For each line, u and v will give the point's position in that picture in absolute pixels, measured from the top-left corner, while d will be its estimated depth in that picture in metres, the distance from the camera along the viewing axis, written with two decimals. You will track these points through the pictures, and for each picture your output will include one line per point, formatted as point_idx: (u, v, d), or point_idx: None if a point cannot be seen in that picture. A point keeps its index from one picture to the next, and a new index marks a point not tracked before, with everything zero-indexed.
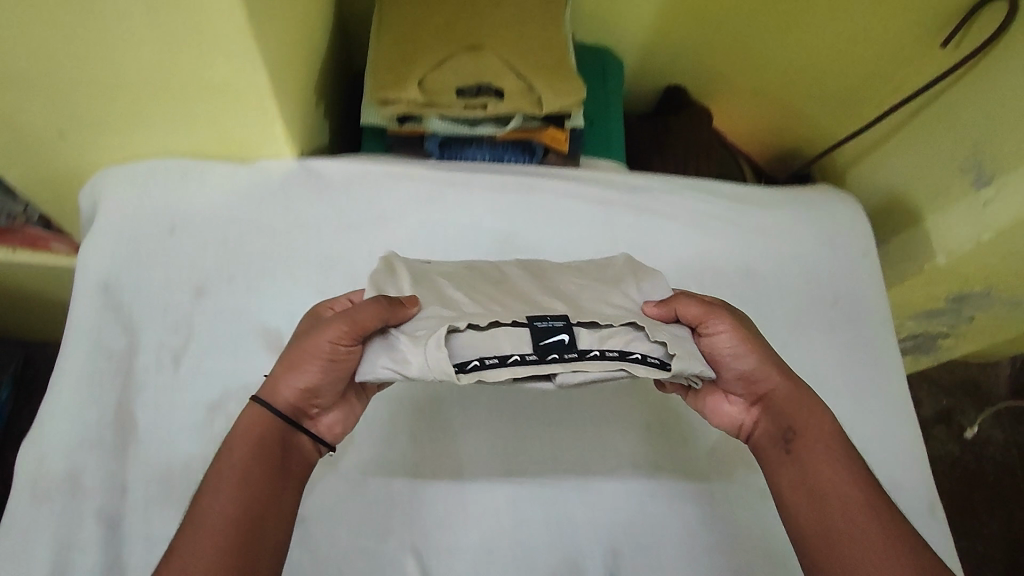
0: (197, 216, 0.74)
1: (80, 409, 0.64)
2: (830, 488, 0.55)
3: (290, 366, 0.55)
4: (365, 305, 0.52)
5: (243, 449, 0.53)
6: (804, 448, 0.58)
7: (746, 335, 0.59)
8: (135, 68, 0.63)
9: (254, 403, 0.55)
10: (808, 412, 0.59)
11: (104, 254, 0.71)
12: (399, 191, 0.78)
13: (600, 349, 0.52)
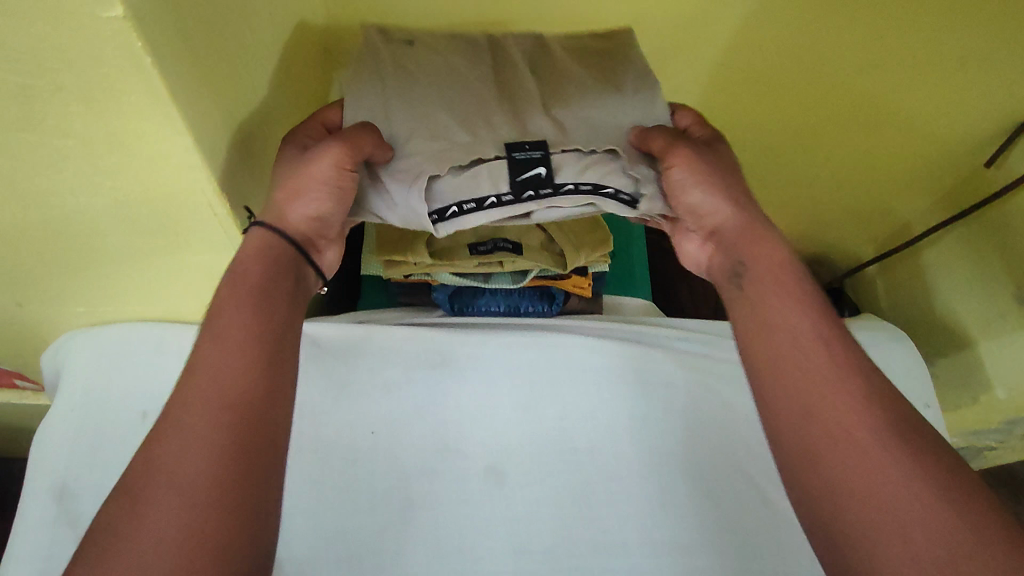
0: (171, 398, 0.64)
1: None
2: (783, 324, 0.46)
3: (290, 193, 0.49)
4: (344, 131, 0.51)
5: (236, 293, 0.44)
6: (752, 276, 0.50)
7: (712, 165, 0.52)
8: (102, 253, 0.54)
9: (257, 229, 0.48)
10: (765, 250, 0.50)
11: (59, 453, 0.61)
12: (403, 359, 0.69)
13: (575, 183, 0.52)
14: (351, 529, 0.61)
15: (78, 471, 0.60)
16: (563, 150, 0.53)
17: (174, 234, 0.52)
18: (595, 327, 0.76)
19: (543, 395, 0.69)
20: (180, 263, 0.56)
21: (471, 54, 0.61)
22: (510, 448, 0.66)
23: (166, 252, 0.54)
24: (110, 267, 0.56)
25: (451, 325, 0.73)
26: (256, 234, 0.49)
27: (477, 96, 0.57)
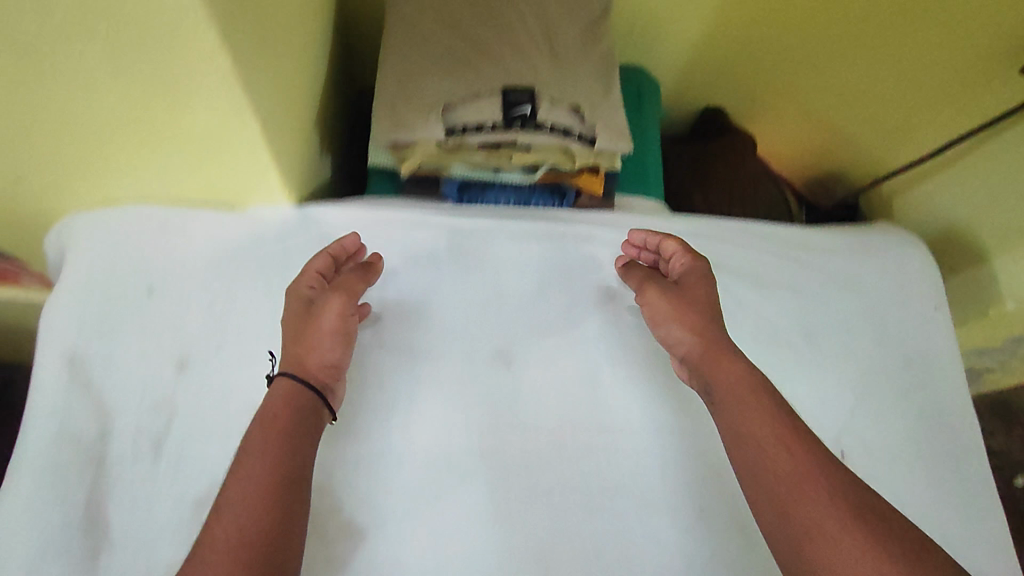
0: (178, 273, 0.63)
1: (43, 511, 0.54)
2: (763, 445, 0.49)
3: (302, 341, 0.56)
4: (336, 300, 0.58)
5: (257, 440, 0.49)
6: (721, 399, 0.53)
7: (677, 297, 0.61)
8: (93, 121, 0.51)
9: (281, 380, 0.53)
10: (719, 367, 0.55)
11: (69, 321, 0.60)
12: (413, 244, 0.68)
13: (551, 124, 0.66)
14: (362, 403, 0.61)
15: (88, 341, 0.60)
16: (546, 94, 0.66)
17: (175, 91, 0.50)
18: (610, 221, 0.73)
19: (552, 285, 0.68)
20: (178, 130, 0.54)
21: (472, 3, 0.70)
22: (515, 332, 0.66)
23: (165, 112, 0.52)
24: (99, 138, 0.54)
25: (461, 212, 0.70)
26: (280, 384, 0.53)
27: (475, 45, 0.68)
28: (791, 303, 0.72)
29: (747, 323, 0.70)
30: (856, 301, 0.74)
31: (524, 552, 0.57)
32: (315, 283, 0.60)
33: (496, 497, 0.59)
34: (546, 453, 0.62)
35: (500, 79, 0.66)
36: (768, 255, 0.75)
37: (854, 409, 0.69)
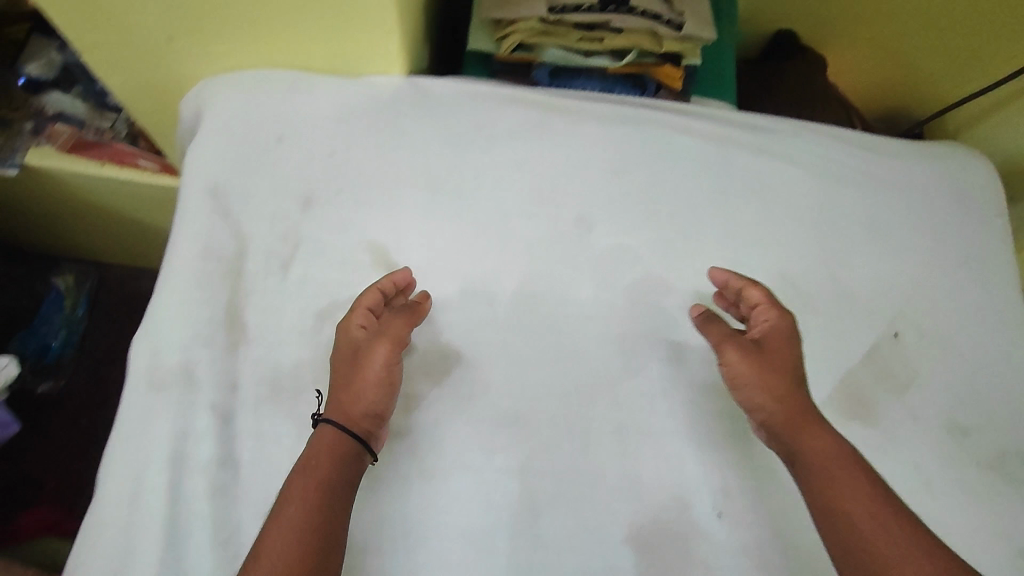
0: (303, 126, 0.72)
1: (193, 308, 0.63)
2: (856, 518, 0.51)
3: (348, 388, 0.57)
4: (381, 347, 0.59)
5: (298, 483, 0.51)
6: (809, 472, 0.55)
7: (759, 359, 0.61)
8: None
9: (326, 426, 0.55)
10: (812, 437, 0.56)
11: (212, 159, 0.70)
12: (509, 115, 0.74)
13: (642, 9, 0.71)
14: (459, 250, 0.68)
15: (228, 176, 0.69)
16: None
17: None
18: (690, 111, 0.78)
19: (633, 162, 0.74)
20: None
21: None
22: (597, 202, 0.72)
23: None
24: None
25: (552, 92, 0.76)
26: (325, 431, 0.55)
27: None
28: (857, 200, 0.77)
29: (812, 213, 0.75)
30: (921, 203, 0.78)
31: (596, 387, 0.65)
32: (361, 320, 0.61)
33: (573, 341, 0.67)
34: (619, 306, 0.69)
35: None
36: (839, 156, 0.79)
37: (910, 298, 0.73)
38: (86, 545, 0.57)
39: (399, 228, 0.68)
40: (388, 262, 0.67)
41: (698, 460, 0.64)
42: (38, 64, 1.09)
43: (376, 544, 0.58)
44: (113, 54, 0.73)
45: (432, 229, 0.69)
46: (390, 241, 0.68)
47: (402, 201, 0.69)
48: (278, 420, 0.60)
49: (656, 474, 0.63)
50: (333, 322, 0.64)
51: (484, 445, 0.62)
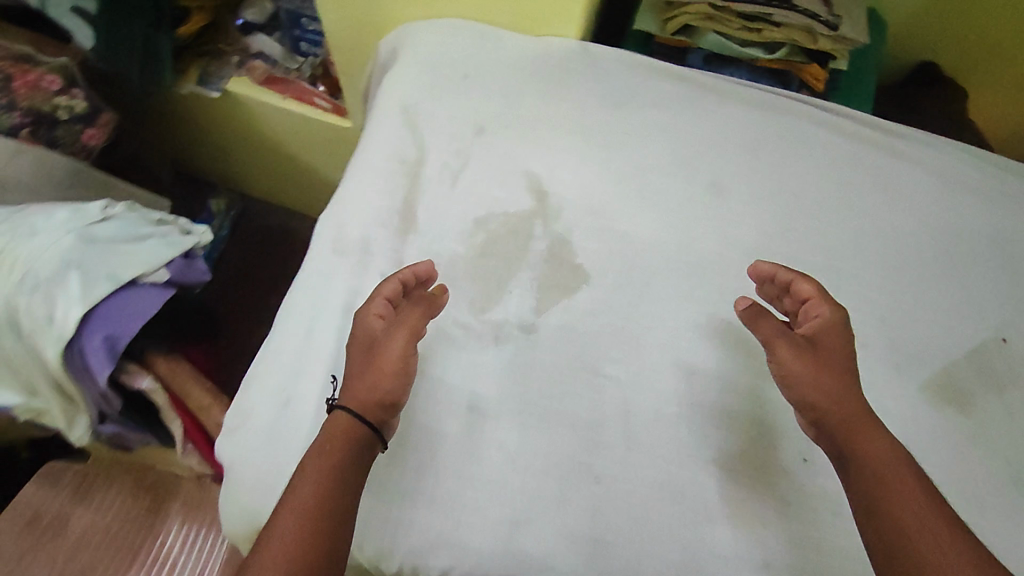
0: (485, 69, 0.84)
1: (376, 196, 0.75)
2: (912, 532, 0.48)
3: (364, 375, 0.59)
4: (401, 335, 0.61)
5: (313, 462, 0.53)
6: (863, 476, 0.53)
7: (814, 359, 0.60)
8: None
9: (341, 412, 0.56)
10: (868, 439, 0.54)
11: (408, 85, 0.83)
12: (662, 87, 0.83)
13: (802, 7, 0.79)
14: (601, 191, 0.77)
15: (417, 99, 0.82)
16: None
17: None
18: (829, 108, 0.86)
19: (770, 142, 0.81)
20: None
21: None
22: (730, 171, 0.79)
23: None
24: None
25: (705, 74, 0.86)
26: (340, 417, 0.56)
27: None
28: (983, 213, 0.80)
29: (936, 216, 0.79)
30: None
31: (709, 328, 0.71)
32: (379, 305, 0.64)
33: (694, 284, 0.73)
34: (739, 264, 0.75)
35: None
36: (972, 173, 0.82)
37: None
38: (265, 365, 0.68)
39: (553, 163, 0.78)
40: (540, 189, 0.77)
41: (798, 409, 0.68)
42: (255, 11, 1.30)
43: (495, 416, 0.65)
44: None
45: (582, 170, 0.78)
46: (544, 173, 0.78)
47: (559, 142, 0.79)
48: None
49: (755, 414, 0.67)
50: (487, 230, 0.75)
51: (602, 354, 0.69)
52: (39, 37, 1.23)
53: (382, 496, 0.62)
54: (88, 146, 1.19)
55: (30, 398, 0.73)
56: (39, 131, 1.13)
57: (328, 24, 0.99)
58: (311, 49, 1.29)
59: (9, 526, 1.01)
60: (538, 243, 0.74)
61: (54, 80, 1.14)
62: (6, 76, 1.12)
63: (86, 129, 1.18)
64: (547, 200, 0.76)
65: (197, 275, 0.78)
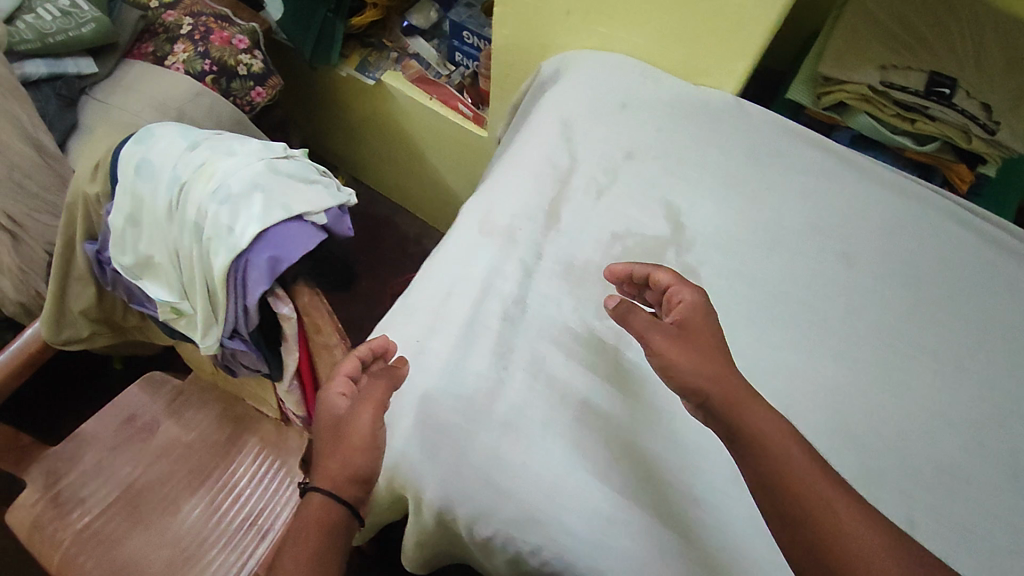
0: (644, 102, 0.90)
1: (526, 193, 0.81)
2: (794, 473, 0.52)
3: (335, 459, 0.60)
4: (366, 412, 0.61)
5: (296, 547, 0.56)
6: (748, 449, 0.54)
7: (688, 345, 0.60)
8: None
9: (317, 498, 0.58)
10: (750, 411, 0.55)
11: (570, 104, 0.90)
12: (807, 154, 0.88)
13: (960, 107, 0.82)
14: (735, 235, 0.82)
15: (577, 116, 0.88)
16: (967, 85, 0.83)
17: None
18: (970, 208, 0.87)
19: (906, 226, 0.84)
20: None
21: (924, 9, 0.89)
22: (861, 245, 0.82)
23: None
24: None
25: (851, 152, 0.89)
26: (315, 503, 0.58)
27: (917, 36, 0.87)
28: None
29: None
30: None
31: (817, 384, 0.74)
32: (341, 384, 0.64)
33: (811, 344, 0.77)
34: (857, 335, 0.77)
35: (932, 66, 0.84)
36: None
37: None
38: (400, 317, 0.73)
39: (694, 200, 0.83)
40: (677, 220, 0.82)
41: (897, 485, 0.68)
42: (420, 17, 1.42)
43: (607, 414, 0.68)
44: (530, 11, 0.99)
45: (721, 211, 0.83)
46: (684, 206, 0.83)
47: (701, 183, 0.84)
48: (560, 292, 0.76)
49: (852, 477, 0.69)
50: (623, 245, 0.79)
51: None
52: (235, 4, 1.38)
53: (492, 458, 0.64)
54: (254, 102, 1.31)
55: (182, 301, 0.84)
56: (220, 81, 1.26)
57: (497, 37, 1.08)
58: (464, 60, 1.39)
59: (110, 420, 1.14)
60: (671, 269, 0.79)
61: (242, 40, 1.28)
62: (206, 30, 1.27)
63: (257, 86, 1.30)
64: (684, 232, 0.81)
65: (344, 228, 0.85)
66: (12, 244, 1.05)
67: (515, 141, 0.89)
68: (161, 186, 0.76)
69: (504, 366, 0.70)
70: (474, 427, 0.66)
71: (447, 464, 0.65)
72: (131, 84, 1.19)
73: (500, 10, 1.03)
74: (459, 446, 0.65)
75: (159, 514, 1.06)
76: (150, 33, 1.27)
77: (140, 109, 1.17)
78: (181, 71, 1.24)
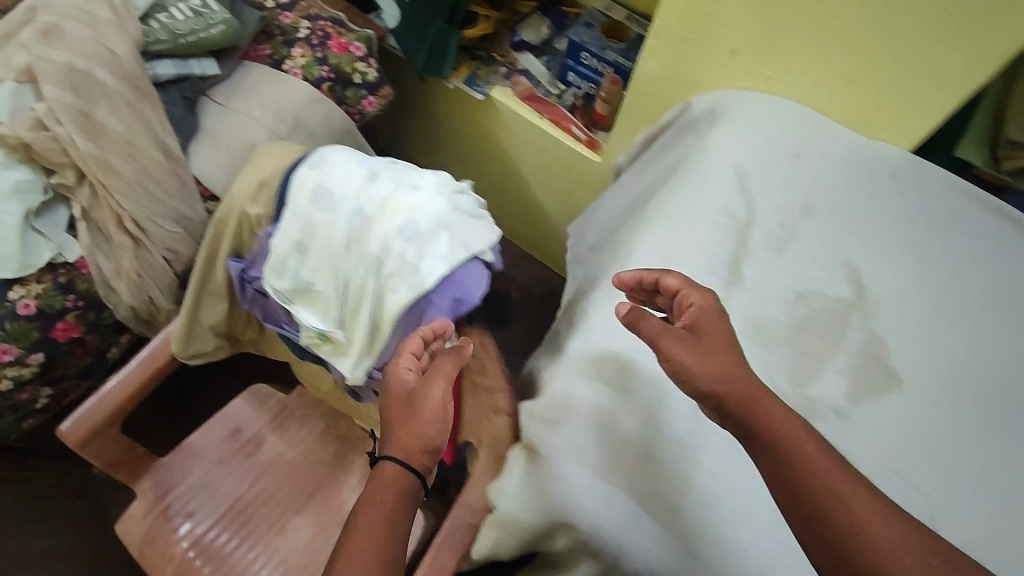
0: (818, 152, 0.87)
1: (707, 245, 0.79)
2: (813, 472, 0.52)
3: (406, 428, 0.64)
4: (434, 386, 0.66)
5: (369, 501, 0.60)
6: (768, 452, 0.54)
7: (703, 350, 0.59)
8: (861, 14, 0.81)
9: (390, 463, 0.62)
10: (764, 412, 0.55)
11: (741, 150, 0.87)
12: (985, 218, 0.85)
13: None
14: (915, 301, 0.80)
15: (751, 164, 0.86)
16: None
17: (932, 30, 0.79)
18: None
19: None
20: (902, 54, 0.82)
21: None
22: None
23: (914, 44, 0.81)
24: (850, 33, 0.84)
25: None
26: (387, 468, 0.62)
27: None
28: None
29: None
30: None
31: (1010, 467, 0.72)
32: (409, 362, 0.69)
33: (1000, 420, 0.74)
34: None
35: None
36: None
37: None
38: (594, 375, 0.75)
39: (871, 261, 0.81)
40: (857, 282, 0.80)
41: None
42: (531, 32, 1.40)
43: None
44: (687, 47, 0.96)
45: (904, 277, 0.81)
46: (864, 267, 0.81)
47: (877, 243, 0.82)
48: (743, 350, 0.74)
49: None
50: (805, 306, 0.78)
51: (909, 465, 0.71)
52: (349, 8, 1.34)
53: (697, 531, 0.66)
54: (364, 111, 1.27)
55: (334, 328, 0.80)
56: (335, 88, 1.22)
57: (641, 67, 1.04)
58: (577, 80, 1.34)
59: (216, 432, 1.13)
60: (855, 333, 0.77)
61: (359, 48, 1.24)
62: (324, 36, 1.22)
63: (370, 96, 1.25)
64: (865, 296, 0.79)
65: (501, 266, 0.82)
66: (133, 248, 1.03)
67: (683, 186, 0.88)
68: (340, 217, 0.74)
69: (697, 429, 0.71)
70: (681, 496, 0.67)
71: (618, 519, 0.68)
72: (250, 87, 1.15)
73: (652, 42, 1.00)
74: (663, 513, 0.67)
75: (268, 531, 1.07)
76: (266, 34, 1.22)
77: (260, 114, 1.13)
78: (299, 76, 1.20)
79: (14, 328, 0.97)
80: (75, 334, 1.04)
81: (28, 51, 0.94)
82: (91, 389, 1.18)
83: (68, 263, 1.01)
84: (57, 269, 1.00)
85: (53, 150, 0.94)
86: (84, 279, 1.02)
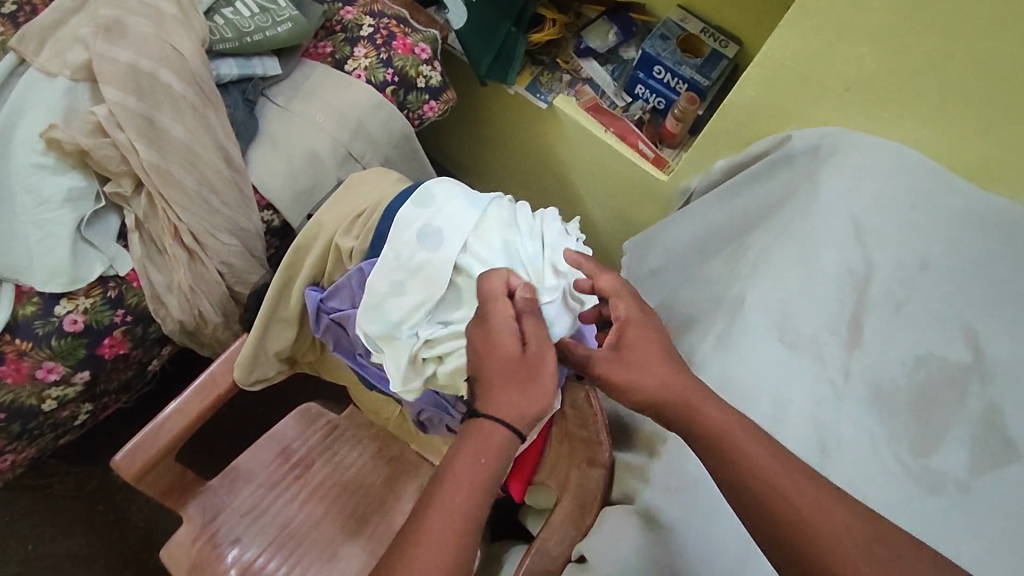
0: (935, 205, 0.83)
1: (826, 305, 0.80)
2: (757, 469, 0.54)
3: (518, 394, 0.58)
4: (542, 356, 0.61)
5: (463, 456, 0.56)
6: (710, 453, 0.56)
7: (629, 360, 0.61)
8: (1008, 64, 0.76)
9: (500, 424, 0.57)
10: (702, 418, 0.57)
11: (852, 197, 0.85)
12: None
13: None
14: None
15: (867, 214, 0.84)
16: None
17: None
18: None
19: None
20: None
21: None
22: None
23: None
24: (991, 83, 0.78)
25: None
26: (498, 427, 0.57)
27: None
28: None
29: None
30: None
31: None
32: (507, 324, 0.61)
33: None
34: None
35: None
36: None
37: None
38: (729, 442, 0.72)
39: (990, 324, 0.78)
40: (977, 347, 0.77)
41: None
42: (598, 40, 1.32)
43: None
44: (791, 78, 0.91)
45: None
46: (983, 330, 0.78)
47: (996, 306, 0.79)
48: (856, 411, 0.75)
49: None
50: (926, 370, 0.77)
51: None
52: (411, 4, 1.26)
53: None
54: (424, 116, 1.17)
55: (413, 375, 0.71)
56: (398, 92, 1.13)
57: (734, 96, 0.98)
58: (645, 93, 1.28)
59: (264, 453, 1.07)
60: (974, 401, 0.74)
61: (424, 50, 1.15)
62: (388, 35, 1.13)
63: (431, 101, 1.16)
64: (986, 362, 0.76)
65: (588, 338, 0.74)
66: (187, 261, 0.94)
67: (793, 234, 0.85)
68: (445, 263, 0.69)
69: None
70: None
71: None
72: (311, 89, 1.07)
73: (754, 70, 0.93)
74: None
75: (317, 563, 1.00)
76: (327, 30, 1.15)
77: (322, 120, 1.05)
78: (362, 79, 1.11)
79: (60, 345, 0.89)
80: (122, 350, 0.95)
81: (88, 48, 0.92)
82: (129, 399, 1.12)
83: (119, 276, 0.92)
84: (106, 283, 0.92)
85: (111, 158, 0.89)
86: (135, 293, 0.93)
